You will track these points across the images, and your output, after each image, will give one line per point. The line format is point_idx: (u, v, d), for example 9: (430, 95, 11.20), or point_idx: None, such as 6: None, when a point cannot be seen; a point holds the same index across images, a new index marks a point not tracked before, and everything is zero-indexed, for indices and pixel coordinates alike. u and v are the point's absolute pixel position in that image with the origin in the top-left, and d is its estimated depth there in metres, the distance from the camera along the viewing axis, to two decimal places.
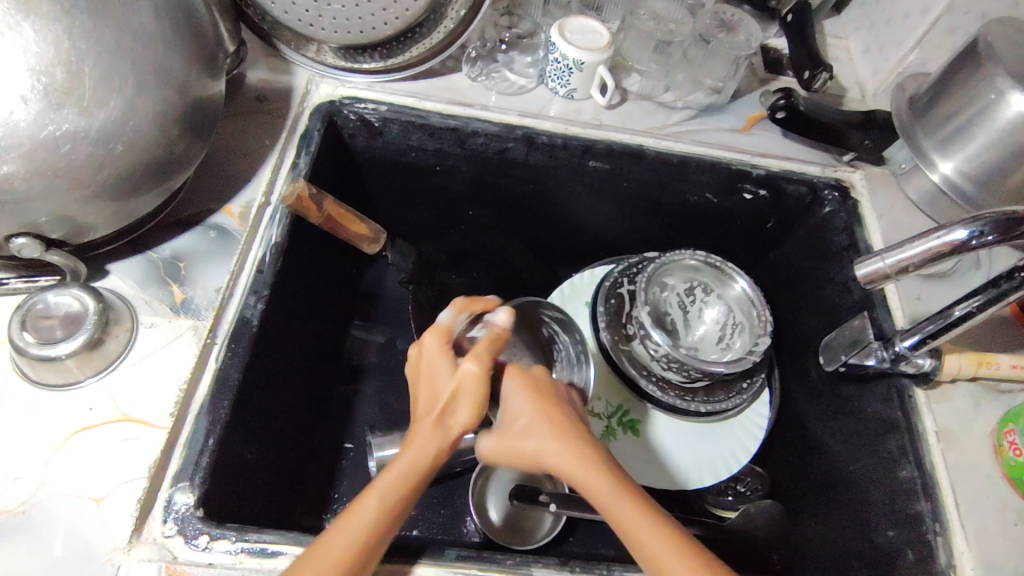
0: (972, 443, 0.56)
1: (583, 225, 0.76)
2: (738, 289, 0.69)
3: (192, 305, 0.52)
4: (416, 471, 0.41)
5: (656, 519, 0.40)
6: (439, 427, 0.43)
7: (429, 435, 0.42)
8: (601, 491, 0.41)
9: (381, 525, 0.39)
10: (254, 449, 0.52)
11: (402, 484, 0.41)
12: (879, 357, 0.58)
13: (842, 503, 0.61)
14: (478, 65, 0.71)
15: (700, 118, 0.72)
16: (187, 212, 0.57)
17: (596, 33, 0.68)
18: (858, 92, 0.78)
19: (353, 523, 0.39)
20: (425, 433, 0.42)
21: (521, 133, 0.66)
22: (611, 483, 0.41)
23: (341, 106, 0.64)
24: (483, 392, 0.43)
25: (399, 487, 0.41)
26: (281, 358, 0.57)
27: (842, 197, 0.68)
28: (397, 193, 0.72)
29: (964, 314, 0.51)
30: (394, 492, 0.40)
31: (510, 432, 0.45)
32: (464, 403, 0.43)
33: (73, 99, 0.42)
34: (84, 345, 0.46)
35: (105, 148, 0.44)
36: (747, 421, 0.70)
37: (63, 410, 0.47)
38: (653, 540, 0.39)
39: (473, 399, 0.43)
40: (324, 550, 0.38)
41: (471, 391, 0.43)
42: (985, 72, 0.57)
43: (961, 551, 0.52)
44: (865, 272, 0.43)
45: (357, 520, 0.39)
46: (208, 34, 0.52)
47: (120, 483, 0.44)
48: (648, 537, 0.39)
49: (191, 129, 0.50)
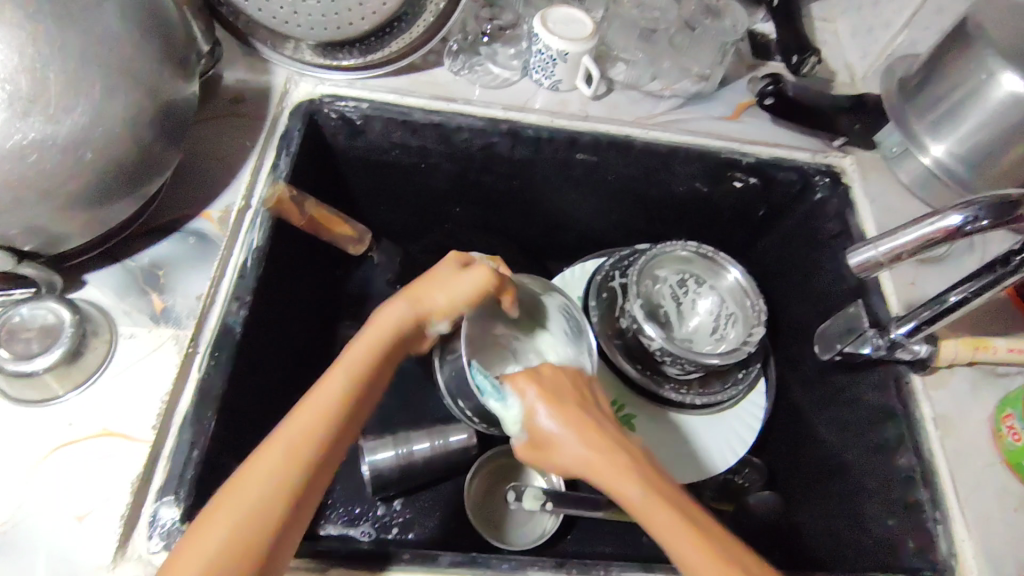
0: (970, 429, 0.56)
1: (573, 219, 0.75)
2: (731, 279, 0.68)
3: (172, 314, 0.51)
4: (384, 341, 0.46)
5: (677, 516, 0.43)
6: (411, 302, 0.48)
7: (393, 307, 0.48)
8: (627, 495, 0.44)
9: (343, 401, 0.42)
10: (241, 459, 0.51)
11: (373, 352, 0.45)
12: (875, 346, 0.57)
13: (840, 493, 0.60)
14: (460, 59, 0.69)
15: (687, 107, 0.71)
16: (165, 218, 0.55)
17: (580, 23, 0.66)
18: (847, 75, 0.77)
19: (312, 403, 0.41)
20: (397, 306, 0.48)
21: (506, 127, 0.65)
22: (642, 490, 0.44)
23: (322, 104, 0.62)
24: (479, 296, 0.50)
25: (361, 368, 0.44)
26: (266, 364, 0.56)
27: (833, 183, 0.67)
28: (381, 191, 0.71)
29: (960, 300, 0.50)
30: (361, 367, 0.44)
31: (540, 438, 0.48)
32: (443, 291, 0.50)
33: (39, 107, 0.41)
34: (61, 358, 0.45)
35: (75, 157, 0.43)
36: (744, 413, 0.70)
37: (41, 426, 0.46)
38: (682, 543, 0.42)
39: (464, 291, 0.50)
40: (298, 419, 0.40)
41: (472, 288, 0.50)
42: (975, 53, 0.56)
43: (961, 538, 0.51)
44: (857, 261, 0.42)
45: (326, 393, 0.42)
46: (180, 34, 0.50)
47: (102, 500, 0.43)
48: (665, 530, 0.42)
49: (164, 134, 0.49)
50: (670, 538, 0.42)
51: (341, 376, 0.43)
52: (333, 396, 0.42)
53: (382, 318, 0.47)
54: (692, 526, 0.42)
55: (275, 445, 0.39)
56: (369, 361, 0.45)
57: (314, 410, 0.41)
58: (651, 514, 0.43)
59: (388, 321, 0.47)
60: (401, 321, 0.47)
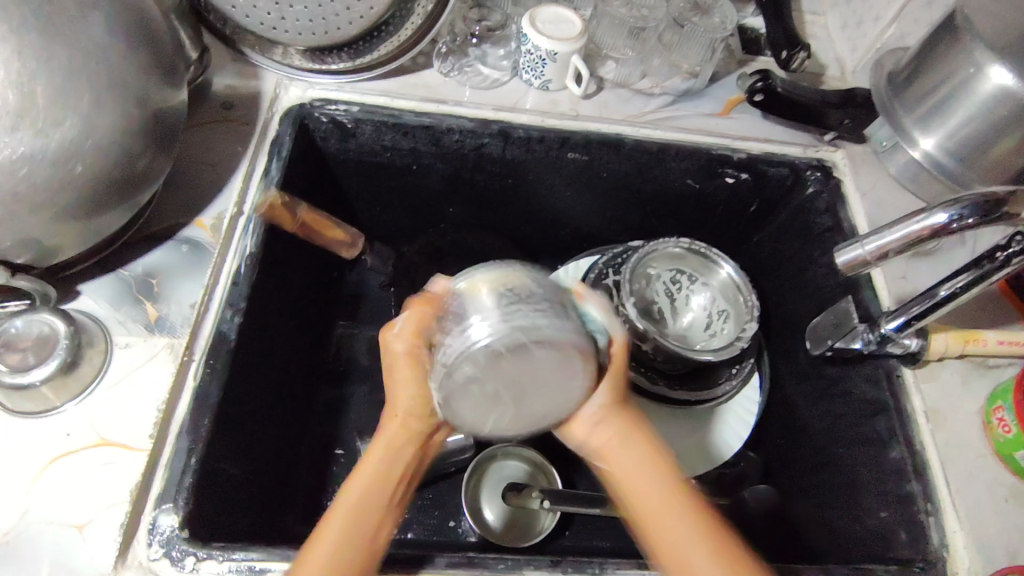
0: (961, 421, 0.56)
1: (566, 217, 0.76)
2: (724, 275, 0.69)
3: (166, 323, 0.51)
4: (378, 480, 0.42)
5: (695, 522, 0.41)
6: (396, 429, 0.44)
7: (386, 439, 0.44)
8: (647, 504, 0.42)
9: (346, 545, 0.40)
10: (238, 465, 0.52)
11: (372, 492, 0.42)
12: (865, 341, 0.57)
13: (835, 485, 0.61)
14: (449, 61, 0.69)
15: (678, 104, 0.71)
16: (158, 226, 0.56)
17: (568, 22, 0.67)
18: (837, 69, 0.77)
19: (315, 558, 0.39)
20: (381, 445, 0.43)
21: (497, 128, 0.65)
22: (668, 511, 0.42)
23: (312, 109, 0.62)
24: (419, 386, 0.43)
25: (361, 501, 0.41)
26: (262, 371, 0.56)
27: (825, 177, 0.67)
28: (374, 194, 0.71)
29: (949, 295, 0.51)
30: (357, 505, 0.41)
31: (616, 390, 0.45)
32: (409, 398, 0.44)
33: (28, 121, 0.41)
34: (57, 370, 0.46)
35: (65, 169, 0.43)
36: (739, 406, 0.70)
37: (39, 437, 0.46)
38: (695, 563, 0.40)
39: (412, 391, 0.43)
40: (319, 547, 0.40)
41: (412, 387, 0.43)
42: (964, 46, 0.56)
43: (953, 530, 0.51)
44: (845, 259, 0.43)
45: (324, 548, 0.40)
46: (165, 43, 0.50)
47: (101, 509, 0.44)
48: (676, 535, 0.41)
49: (153, 143, 0.49)
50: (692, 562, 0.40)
51: (337, 518, 0.41)
52: (329, 548, 0.40)
53: (374, 457, 0.43)
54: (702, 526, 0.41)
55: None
56: (369, 498, 0.42)
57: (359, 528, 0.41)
58: (674, 547, 0.41)
59: (380, 453, 0.43)
60: (391, 461, 0.43)
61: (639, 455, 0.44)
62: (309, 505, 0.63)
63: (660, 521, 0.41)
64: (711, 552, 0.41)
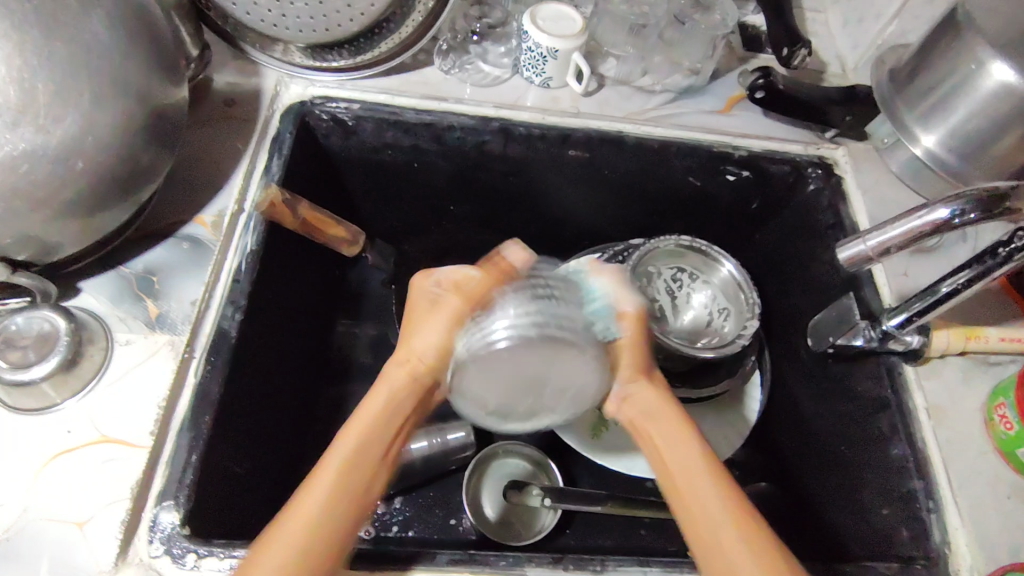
0: (963, 418, 0.56)
1: (567, 214, 0.75)
2: (724, 273, 0.69)
3: (167, 320, 0.51)
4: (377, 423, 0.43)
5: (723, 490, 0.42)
6: (403, 364, 0.45)
7: (394, 375, 0.44)
8: (678, 473, 0.43)
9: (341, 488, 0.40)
10: (240, 462, 0.52)
11: (365, 440, 0.42)
12: (866, 338, 0.57)
13: (837, 482, 0.61)
14: (450, 58, 0.69)
15: (680, 101, 0.71)
16: (159, 223, 0.56)
17: (569, 19, 0.67)
18: (838, 66, 0.77)
19: (306, 506, 0.40)
20: (393, 378, 0.44)
21: (498, 125, 0.65)
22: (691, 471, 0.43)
23: (313, 106, 0.62)
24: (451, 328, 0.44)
25: (358, 450, 0.42)
26: (265, 370, 0.57)
27: (826, 174, 0.67)
28: (375, 191, 0.71)
29: (950, 291, 0.50)
30: (353, 453, 0.42)
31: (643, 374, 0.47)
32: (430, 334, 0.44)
33: (29, 117, 0.41)
34: (58, 367, 0.45)
35: (65, 166, 0.43)
36: (740, 404, 0.71)
37: (40, 434, 0.46)
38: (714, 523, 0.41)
39: (436, 329, 0.44)
40: (311, 494, 0.40)
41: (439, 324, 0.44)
42: (965, 42, 0.56)
43: (955, 527, 0.51)
44: (847, 255, 0.43)
45: (318, 491, 0.40)
46: (167, 39, 0.50)
47: (102, 506, 0.44)
48: (704, 496, 0.42)
49: (154, 139, 0.49)
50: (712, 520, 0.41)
51: (334, 461, 0.41)
52: (326, 489, 0.40)
53: (379, 396, 0.44)
54: (726, 493, 0.42)
55: (288, 524, 0.39)
56: (361, 448, 0.42)
57: (353, 476, 0.41)
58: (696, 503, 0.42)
59: (383, 396, 0.44)
60: (397, 400, 0.44)
61: (670, 420, 0.45)
62: None
63: (690, 486, 0.42)
64: (734, 520, 0.41)
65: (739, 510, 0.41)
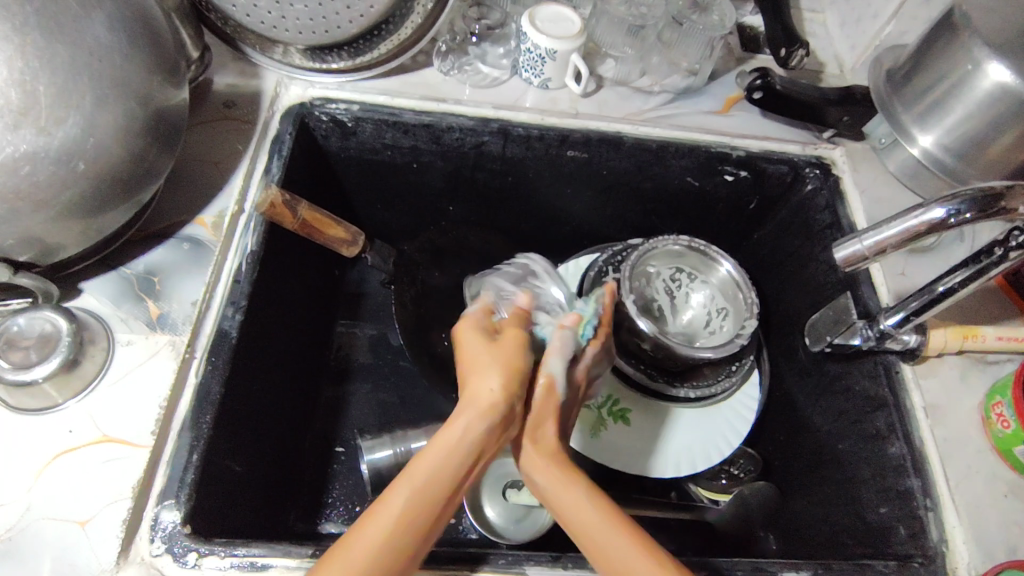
0: (960, 417, 0.56)
1: (566, 215, 0.76)
2: (723, 273, 0.69)
3: (168, 320, 0.52)
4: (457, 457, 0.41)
5: (617, 525, 0.41)
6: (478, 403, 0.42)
7: (475, 417, 0.42)
8: (575, 518, 0.42)
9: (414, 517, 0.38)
10: (241, 462, 0.52)
11: (446, 470, 0.40)
12: (864, 337, 0.58)
13: (835, 481, 0.61)
14: (449, 59, 0.70)
15: (678, 101, 0.72)
16: (160, 224, 0.56)
17: (568, 20, 0.67)
18: (836, 66, 0.77)
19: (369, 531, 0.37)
20: (473, 421, 0.42)
21: (497, 126, 0.65)
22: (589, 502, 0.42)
23: (312, 108, 0.63)
24: (510, 363, 0.44)
25: (436, 482, 0.39)
26: (264, 370, 0.57)
27: (824, 174, 0.67)
28: (374, 193, 0.72)
29: (947, 290, 0.51)
30: (429, 481, 0.39)
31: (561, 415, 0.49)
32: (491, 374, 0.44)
33: (30, 119, 0.41)
34: (60, 367, 0.46)
35: (67, 167, 0.43)
36: (739, 404, 0.70)
37: (41, 434, 0.46)
38: (617, 552, 0.40)
39: (503, 370, 0.44)
40: (375, 520, 0.38)
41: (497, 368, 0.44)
42: (961, 43, 0.56)
43: (953, 525, 0.51)
44: (844, 255, 0.43)
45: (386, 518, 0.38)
46: (167, 42, 0.50)
47: (103, 506, 0.44)
48: (603, 541, 0.41)
49: (155, 141, 0.49)
50: (613, 551, 0.40)
51: (407, 491, 0.38)
52: (395, 514, 0.38)
53: (457, 432, 0.41)
54: (622, 527, 0.41)
55: (342, 554, 0.36)
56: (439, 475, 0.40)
57: (425, 500, 0.39)
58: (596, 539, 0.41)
59: (469, 431, 0.41)
60: (474, 440, 0.41)
61: (552, 472, 0.44)
62: (311, 502, 0.63)
63: (587, 527, 0.41)
64: (644, 553, 0.40)
65: (643, 542, 0.40)
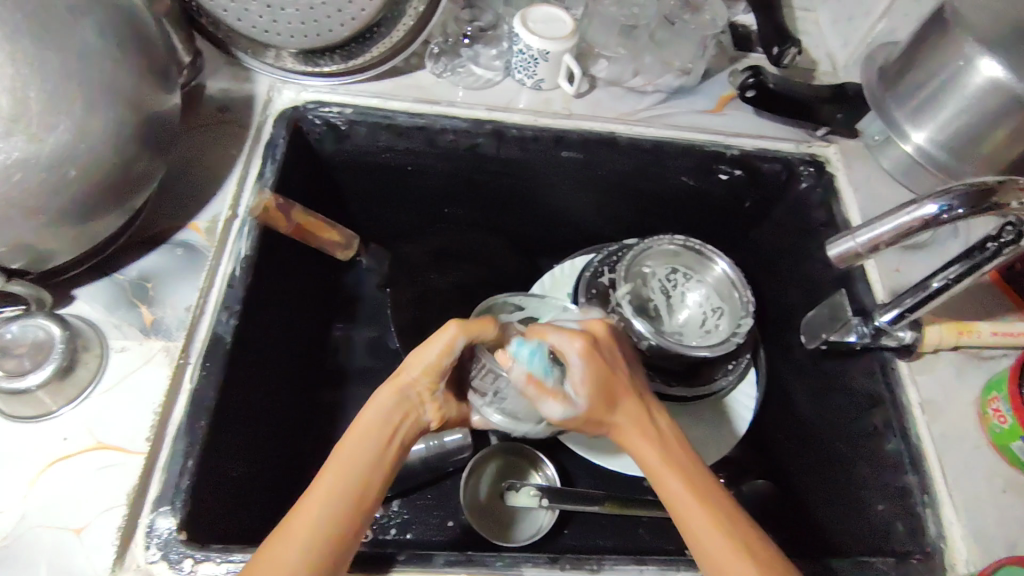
0: (956, 412, 0.56)
1: (562, 217, 0.76)
2: (719, 271, 0.69)
3: (162, 326, 0.52)
4: (376, 437, 0.43)
5: (711, 517, 0.43)
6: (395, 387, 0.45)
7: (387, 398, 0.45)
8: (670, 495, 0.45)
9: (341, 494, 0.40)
10: (237, 467, 0.52)
11: (362, 453, 0.42)
12: (859, 334, 0.59)
13: (833, 478, 0.61)
14: (442, 62, 0.70)
15: (671, 101, 0.72)
16: (153, 229, 0.56)
17: (560, 21, 0.67)
18: (828, 65, 0.78)
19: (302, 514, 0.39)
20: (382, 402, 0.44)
21: (491, 127, 0.65)
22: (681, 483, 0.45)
23: (306, 111, 0.63)
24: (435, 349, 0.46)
25: (354, 461, 0.42)
26: (261, 375, 0.57)
27: (818, 172, 0.68)
28: (369, 197, 0.72)
29: (942, 286, 0.51)
30: (348, 461, 0.42)
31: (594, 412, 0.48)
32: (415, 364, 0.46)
33: (20, 126, 0.41)
34: (53, 374, 0.46)
35: (59, 174, 0.43)
36: (735, 402, 0.71)
37: (36, 442, 0.46)
38: (706, 536, 0.42)
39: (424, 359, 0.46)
40: (308, 506, 0.40)
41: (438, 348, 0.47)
42: (952, 39, 0.56)
43: (950, 521, 0.51)
44: (838, 251, 0.43)
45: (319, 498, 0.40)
46: (159, 49, 0.50)
47: (99, 512, 0.44)
48: (703, 535, 0.43)
49: (147, 146, 0.49)
50: (706, 536, 0.42)
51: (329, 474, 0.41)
52: (323, 492, 0.40)
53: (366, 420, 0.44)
54: (721, 526, 0.43)
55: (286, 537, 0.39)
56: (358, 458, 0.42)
57: (349, 480, 0.41)
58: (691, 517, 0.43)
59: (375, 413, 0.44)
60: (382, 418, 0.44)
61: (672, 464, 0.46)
62: None
63: (680, 506, 0.44)
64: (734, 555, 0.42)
65: (741, 547, 0.42)
